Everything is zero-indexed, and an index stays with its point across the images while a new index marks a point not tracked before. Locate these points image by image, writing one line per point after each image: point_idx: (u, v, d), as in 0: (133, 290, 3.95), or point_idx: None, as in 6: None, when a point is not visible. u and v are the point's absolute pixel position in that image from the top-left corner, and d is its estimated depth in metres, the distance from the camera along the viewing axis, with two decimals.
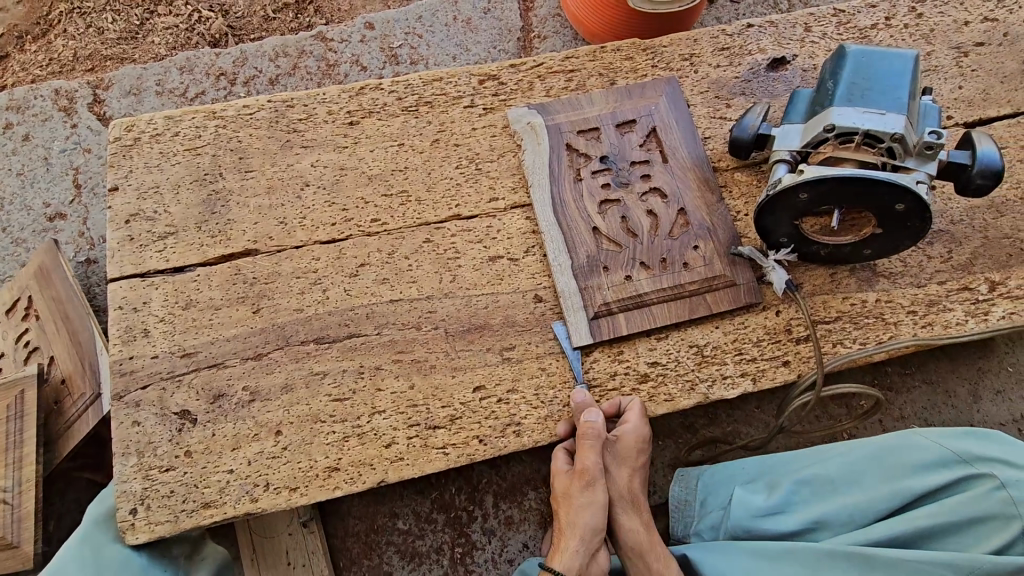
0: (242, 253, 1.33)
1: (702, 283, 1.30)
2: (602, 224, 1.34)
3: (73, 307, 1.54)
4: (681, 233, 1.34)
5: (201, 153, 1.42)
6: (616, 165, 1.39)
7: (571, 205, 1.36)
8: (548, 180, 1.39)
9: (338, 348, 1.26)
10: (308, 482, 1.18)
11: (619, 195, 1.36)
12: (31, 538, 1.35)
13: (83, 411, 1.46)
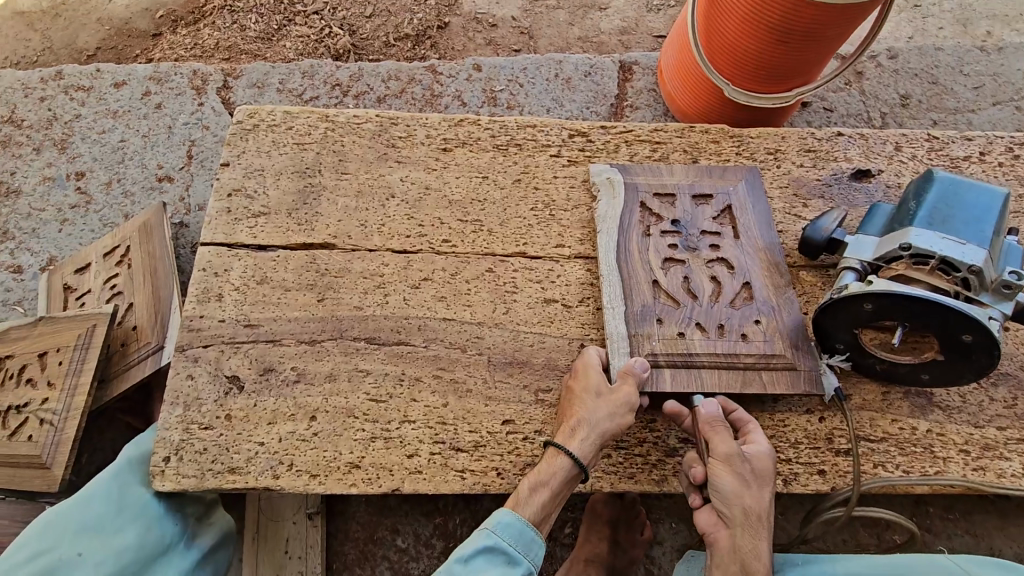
0: (321, 244, 1.43)
1: (759, 359, 1.28)
2: (664, 280, 1.36)
3: (161, 265, 1.67)
4: (742, 306, 1.34)
5: (308, 149, 1.56)
6: (687, 231, 1.42)
7: (636, 256, 1.40)
8: (617, 230, 1.43)
9: (385, 352, 1.32)
10: (328, 473, 1.21)
11: (685, 257, 1.40)
12: (63, 463, 1.43)
13: (143, 358, 1.55)
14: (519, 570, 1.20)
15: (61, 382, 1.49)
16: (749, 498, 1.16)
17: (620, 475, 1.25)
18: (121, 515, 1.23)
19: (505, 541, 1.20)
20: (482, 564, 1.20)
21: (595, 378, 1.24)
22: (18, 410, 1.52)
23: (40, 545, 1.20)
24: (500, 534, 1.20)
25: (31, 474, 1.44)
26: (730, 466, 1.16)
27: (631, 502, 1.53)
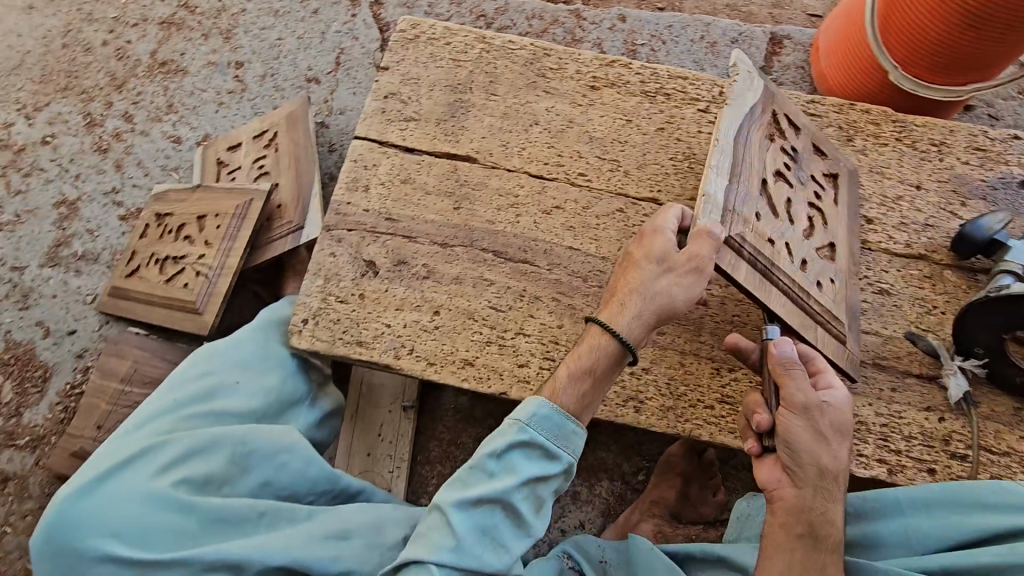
0: (463, 157, 1.49)
1: (825, 313, 1.24)
2: (771, 190, 1.25)
3: (304, 153, 1.79)
4: (823, 260, 1.29)
5: (463, 66, 1.58)
6: (801, 165, 1.33)
7: (754, 154, 1.25)
8: (750, 118, 1.26)
9: (510, 267, 1.37)
10: (445, 364, 1.30)
11: (794, 183, 1.30)
12: (213, 313, 1.65)
13: (285, 235, 1.69)
14: (555, 465, 1.13)
15: (218, 244, 1.67)
16: (825, 451, 1.06)
17: (719, 427, 1.27)
18: (266, 362, 1.36)
19: (541, 435, 1.13)
20: (516, 461, 1.12)
21: (659, 244, 1.19)
22: (176, 261, 1.73)
23: (201, 370, 1.33)
24: (535, 428, 1.12)
25: (184, 315, 1.68)
26: (811, 410, 1.05)
27: (709, 463, 1.55)
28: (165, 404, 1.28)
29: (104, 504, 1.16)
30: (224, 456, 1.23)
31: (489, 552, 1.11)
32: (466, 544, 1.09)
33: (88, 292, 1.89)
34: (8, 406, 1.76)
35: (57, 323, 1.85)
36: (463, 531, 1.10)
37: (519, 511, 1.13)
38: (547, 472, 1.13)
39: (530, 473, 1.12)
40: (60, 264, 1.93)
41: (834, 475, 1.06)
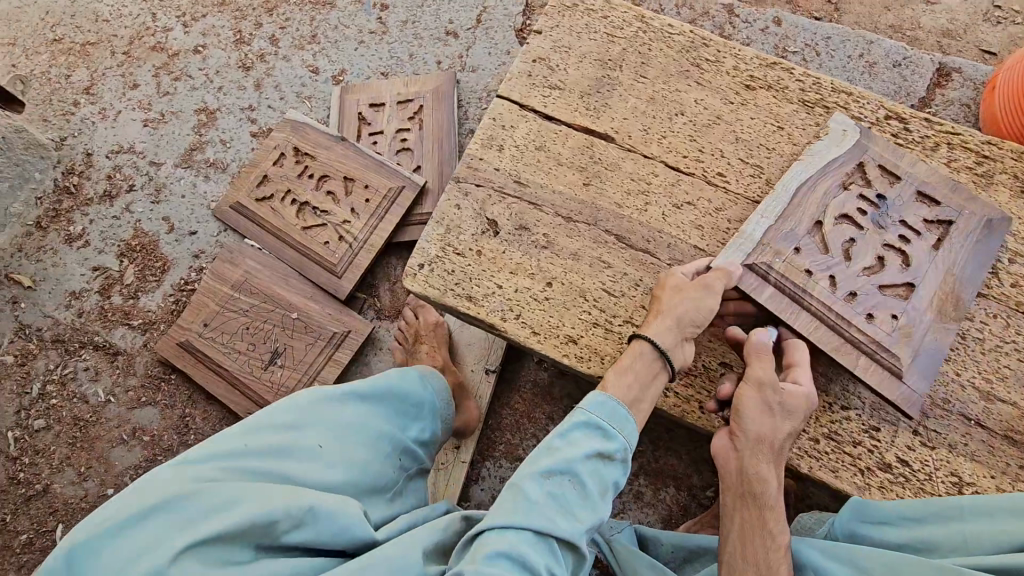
0: (601, 134, 1.45)
1: (866, 344, 1.21)
2: (825, 230, 1.29)
3: (449, 142, 1.92)
4: (886, 296, 1.25)
5: (616, 42, 1.53)
6: (887, 209, 1.30)
7: (811, 206, 1.30)
8: (811, 171, 1.33)
9: (630, 254, 1.34)
10: (548, 336, 1.29)
11: (867, 226, 1.29)
12: (352, 281, 1.76)
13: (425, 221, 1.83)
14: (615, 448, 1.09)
15: (364, 216, 1.79)
16: (769, 423, 1.14)
17: (820, 462, 1.21)
18: (361, 434, 1.14)
19: (600, 416, 1.10)
20: (575, 438, 1.09)
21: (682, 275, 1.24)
22: (316, 213, 1.83)
23: (288, 418, 1.09)
24: (593, 408, 1.10)
25: (321, 270, 1.79)
26: (761, 388, 1.15)
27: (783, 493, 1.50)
28: (224, 442, 1.03)
29: (123, 550, 0.89)
30: (278, 521, 0.94)
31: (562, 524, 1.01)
32: (537, 514, 1.01)
33: (212, 198, 2.00)
34: (128, 288, 1.91)
35: (180, 222, 1.98)
36: (537, 497, 1.03)
37: (588, 489, 1.05)
38: (609, 455, 1.09)
39: (591, 455, 1.07)
40: (192, 167, 2.05)
41: (773, 448, 1.15)
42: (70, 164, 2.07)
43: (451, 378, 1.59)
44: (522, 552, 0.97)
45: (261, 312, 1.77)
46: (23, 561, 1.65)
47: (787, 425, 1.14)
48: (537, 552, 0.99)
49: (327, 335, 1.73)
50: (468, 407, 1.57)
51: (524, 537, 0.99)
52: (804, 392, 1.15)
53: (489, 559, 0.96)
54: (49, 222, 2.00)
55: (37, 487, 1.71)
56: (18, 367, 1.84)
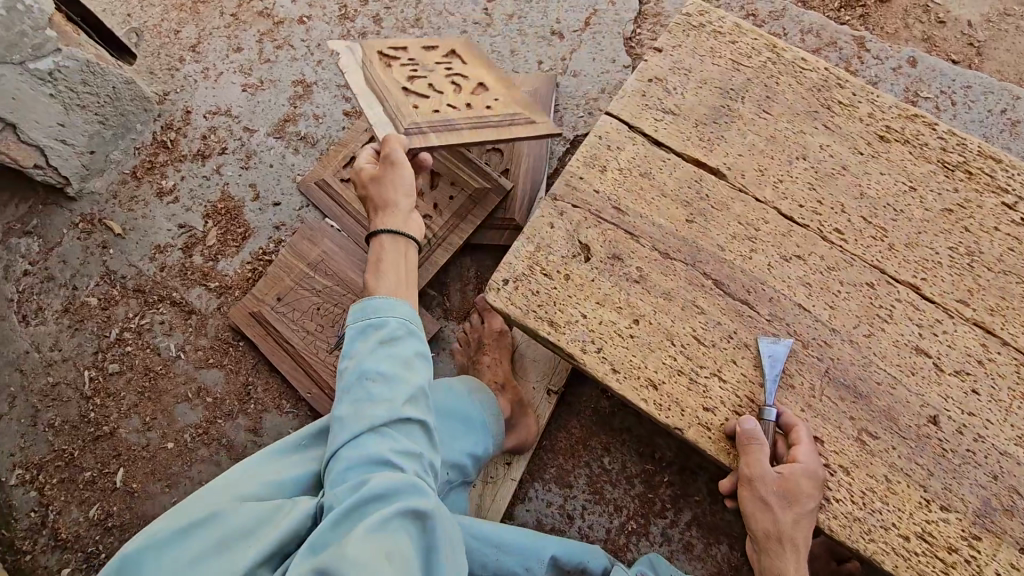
0: (712, 169, 1.36)
1: (524, 133, 1.54)
2: (436, 106, 1.55)
3: (540, 148, 1.86)
4: (486, 110, 1.57)
5: (741, 71, 1.43)
6: (425, 69, 1.64)
7: (381, 78, 1.58)
8: (362, 71, 1.61)
9: (726, 303, 1.26)
10: (627, 376, 1.23)
11: (439, 79, 1.62)
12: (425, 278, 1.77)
13: (503, 228, 1.81)
14: (392, 332, 1.16)
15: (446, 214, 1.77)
16: (768, 519, 1.10)
17: (906, 562, 1.09)
18: None
19: (362, 320, 1.18)
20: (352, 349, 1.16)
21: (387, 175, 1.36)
22: None
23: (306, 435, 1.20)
24: (355, 321, 1.19)
25: None
26: (753, 479, 1.11)
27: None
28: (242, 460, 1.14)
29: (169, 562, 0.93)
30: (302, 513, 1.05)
31: (381, 409, 1.09)
32: (358, 417, 1.09)
33: (298, 172, 2.02)
34: (209, 249, 1.95)
35: (266, 191, 2.00)
36: (353, 407, 1.10)
37: (391, 372, 1.12)
38: (393, 340, 1.16)
39: (374, 347, 1.14)
40: (283, 138, 2.07)
41: (782, 545, 1.09)
42: (169, 119, 2.12)
43: (511, 396, 1.57)
44: (369, 453, 1.05)
45: (333, 294, 1.79)
46: (84, 497, 1.73)
47: (795, 514, 1.09)
48: (381, 445, 1.06)
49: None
50: (524, 425, 1.55)
51: (365, 441, 1.07)
52: (809, 477, 1.10)
53: (343, 471, 1.05)
54: (143, 173, 2.06)
55: (104, 428, 1.79)
56: (100, 310, 1.91)
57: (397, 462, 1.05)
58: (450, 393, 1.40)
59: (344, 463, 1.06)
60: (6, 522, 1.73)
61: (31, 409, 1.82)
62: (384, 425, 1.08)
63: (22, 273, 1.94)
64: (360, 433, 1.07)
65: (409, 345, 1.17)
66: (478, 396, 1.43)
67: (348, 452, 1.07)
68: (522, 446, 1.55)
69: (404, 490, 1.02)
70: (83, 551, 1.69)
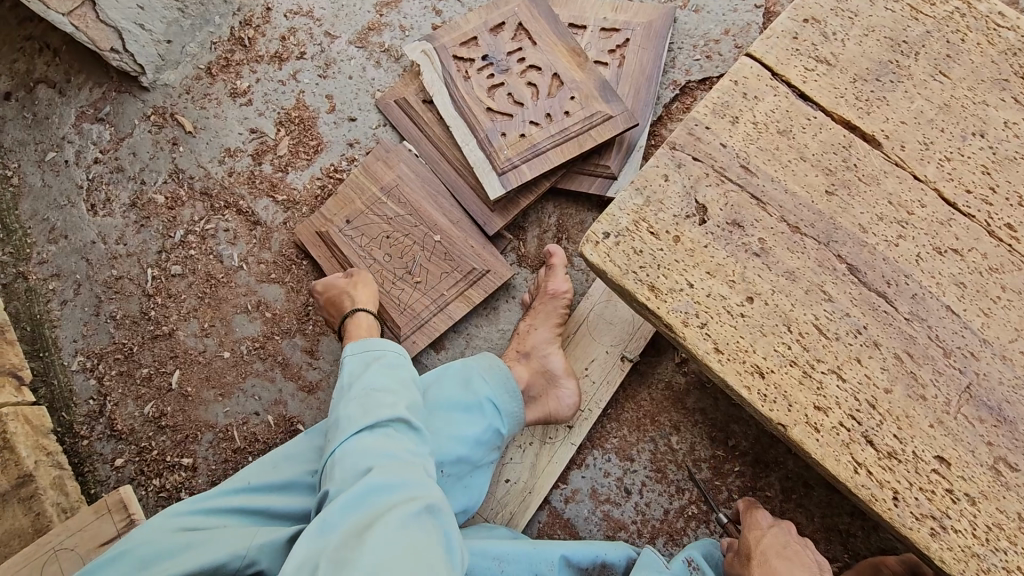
0: (865, 135, 1.17)
1: (582, 125, 1.59)
2: (494, 104, 1.63)
3: (645, 89, 1.67)
4: (555, 93, 1.63)
5: (921, 22, 1.21)
6: (494, 60, 1.68)
7: (465, 98, 1.65)
8: (447, 90, 1.67)
9: (860, 293, 1.10)
10: (733, 358, 1.10)
11: (512, 65, 1.67)
12: (500, 221, 1.64)
13: (594, 176, 1.65)
14: (394, 357, 1.27)
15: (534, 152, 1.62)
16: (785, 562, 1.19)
17: None
18: None
19: (359, 351, 1.29)
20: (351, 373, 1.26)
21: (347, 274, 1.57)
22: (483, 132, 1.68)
23: (284, 457, 1.27)
24: (354, 349, 1.30)
25: (472, 198, 1.67)
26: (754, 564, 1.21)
27: None
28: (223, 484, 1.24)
29: None
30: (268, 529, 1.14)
31: (381, 412, 1.14)
32: (361, 416, 1.14)
33: (378, 87, 1.88)
34: (280, 159, 1.86)
35: (343, 104, 1.88)
36: (359, 406, 1.15)
37: (390, 385, 1.20)
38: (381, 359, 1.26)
39: (375, 367, 1.24)
40: (366, 48, 1.91)
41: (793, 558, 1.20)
42: (248, 14, 1.97)
43: (537, 365, 1.44)
44: (370, 449, 1.09)
45: (403, 224, 1.68)
46: (140, 393, 1.73)
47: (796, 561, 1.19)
48: (381, 444, 1.10)
49: (465, 270, 1.63)
50: (557, 396, 1.42)
51: (357, 441, 1.11)
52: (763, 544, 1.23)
53: (345, 466, 1.08)
54: (218, 70, 1.94)
55: (163, 328, 1.77)
56: (167, 209, 1.85)
57: (396, 458, 1.09)
58: (456, 375, 1.33)
59: (347, 458, 1.09)
60: (66, 406, 1.75)
61: (95, 299, 1.81)
62: (384, 426, 1.13)
63: (92, 161, 1.90)
64: (361, 432, 1.12)
65: (402, 367, 1.27)
66: (485, 372, 1.34)
67: (352, 448, 1.10)
68: (551, 418, 1.42)
69: (403, 487, 1.04)
70: (136, 445, 1.71)
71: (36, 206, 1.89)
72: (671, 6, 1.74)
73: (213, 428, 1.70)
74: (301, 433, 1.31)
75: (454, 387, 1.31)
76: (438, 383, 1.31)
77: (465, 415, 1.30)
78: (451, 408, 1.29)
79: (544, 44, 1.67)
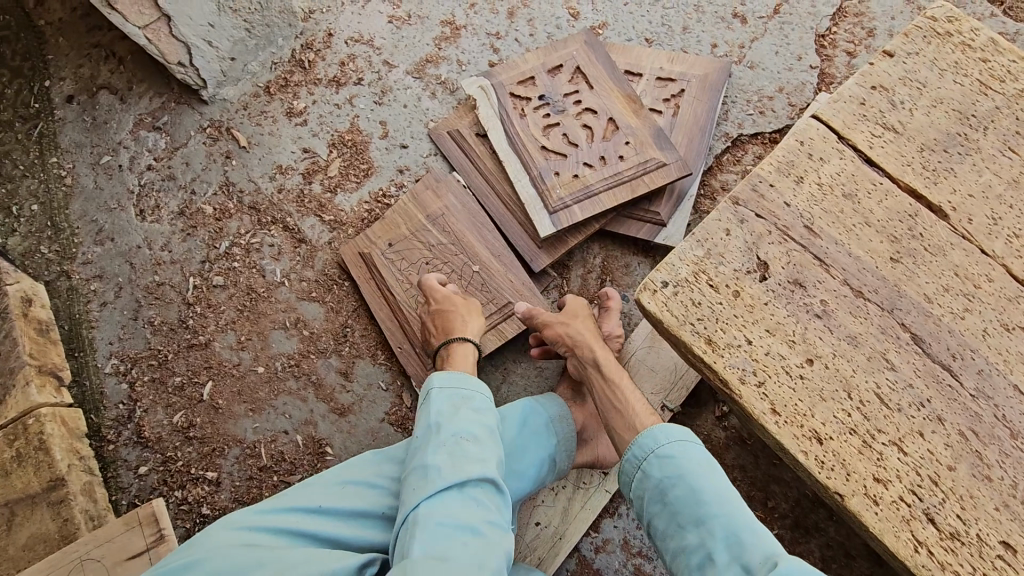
0: (931, 205, 1.16)
1: (636, 170, 1.60)
2: (548, 143, 1.66)
3: (698, 139, 1.69)
4: (609, 137, 1.65)
5: (989, 97, 1.22)
6: (550, 100, 1.70)
7: (519, 136, 1.67)
8: (503, 127, 1.70)
9: (923, 364, 1.08)
10: (792, 421, 1.07)
11: (567, 107, 1.70)
12: (546, 259, 1.65)
13: (643, 220, 1.66)
14: (482, 403, 1.25)
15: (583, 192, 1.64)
16: None
17: None
18: None
19: (449, 385, 1.26)
20: (438, 410, 1.22)
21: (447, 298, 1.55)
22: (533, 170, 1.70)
23: (350, 481, 1.24)
24: (445, 383, 1.26)
25: (520, 234, 1.68)
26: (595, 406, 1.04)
27: None
28: (284, 498, 1.21)
29: None
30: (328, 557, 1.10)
31: (472, 469, 1.12)
32: (450, 471, 1.11)
33: (432, 118, 1.92)
34: (330, 180, 1.89)
35: (396, 131, 1.92)
36: (447, 459, 1.13)
37: (480, 437, 1.18)
38: (471, 404, 1.24)
39: (465, 412, 1.21)
40: (422, 79, 1.96)
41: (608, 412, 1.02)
42: (311, 38, 2.03)
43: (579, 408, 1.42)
44: (455, 517, 1.06)
45: (444, 252, 1.69)
46: (171, 401, 1.73)
47: None
48: (467, 510, 1.08)
49: (501, 303, 1.62)
50: (603, 441, 1.41)
51: (445, 501, 1.08)
52: None
53: (429, 528, 1.05)
54: (276, 89, 1.99)
55: (200, 338, 1.77)
56: (214, 220, 1.88)
57: (477, 531, 1.07)
58: (530, 426, 1.32)
59: (432, 518, 1.06)
60: (95, 408, 1.74)
61: (135, 304, 1.82)
62: (472, 486, 1.11)
63: (146, 167, 1.93)
64: (450, 491, 1.09)
65: (491, 414, 1.25)
66: (555, 424, 1.34)
67: (437, 508, 1.07)
68: (597, 462, 1.41)
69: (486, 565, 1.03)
70: (162, 454, 1.69)
71: (86, 206, 1.92)
72: (727, 61, 1.77)
73: (241, 443, 1.68)
74: (368, 456, 1.29)
75: (528, 441, 1.30)
76: (515, 434, 1.30)
77: (530, 465, 1.29)
78: (517, 460, 1.28)
79: (601, 89, 1.70)
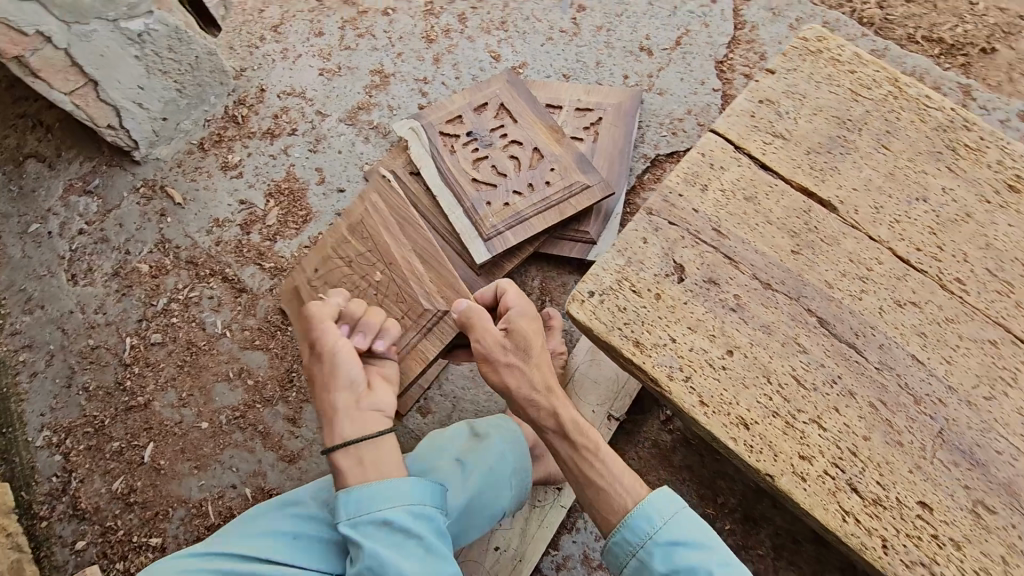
0: (822, 201, 1.28)
1: (562, 194, 1.69)
2: (478, 175, 1.73)
3: (619, 162, 1.80)
4: (535, 165, 1.74)
5: (860, 102, 1.36)
6: (477, 135, 1.79)
7: (450, 171, 1.75)
8: (434, 163, 1.77)
9: (831, 344, 1.16)
10: (719, 410, 1.13)
11: (494, 140, 1.78)
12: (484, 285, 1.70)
13: (575, 241, 1.74)
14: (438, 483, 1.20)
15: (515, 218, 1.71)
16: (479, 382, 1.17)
17: None
18: None
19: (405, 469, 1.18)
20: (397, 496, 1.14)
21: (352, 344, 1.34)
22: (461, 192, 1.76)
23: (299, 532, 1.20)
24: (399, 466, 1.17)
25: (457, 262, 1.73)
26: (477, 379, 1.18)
27: None
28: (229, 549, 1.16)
29: None
30: None
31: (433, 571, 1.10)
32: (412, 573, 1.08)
33: (367, 161, 1.98)
34: (268, 229, 1.91)
35: (332, 176, 1.96)
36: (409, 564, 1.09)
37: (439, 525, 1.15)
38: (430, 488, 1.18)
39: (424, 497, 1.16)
40: (355, 125, 2.03)
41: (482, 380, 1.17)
42: (243, 94, 2.08)
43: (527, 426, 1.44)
44: None
45: (361, 266, 1.66)
46: (108, 468, 1.66)
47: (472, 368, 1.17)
48: None
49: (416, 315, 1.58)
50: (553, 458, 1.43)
51: None
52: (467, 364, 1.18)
53: None
54: (210, 145, 2.02)
55: (139, 399, 1.71)
56: (150, 278, 1.86)
57: None
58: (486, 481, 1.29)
59: None
60: (27, 484, 1.66)
61: (68, 370, 1.76)
62: None
63: (76, 231, 1.91)
64: None
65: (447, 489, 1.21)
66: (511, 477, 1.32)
67: None
68: (549, 479, 1.43)
69: None
70: (101, 525, 1.61)
71: (14, 275, 1.87)
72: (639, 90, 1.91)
73: (186, 503, 1.62)
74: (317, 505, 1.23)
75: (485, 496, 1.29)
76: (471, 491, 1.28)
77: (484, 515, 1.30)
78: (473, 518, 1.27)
79: (525, 122, 1.80)
